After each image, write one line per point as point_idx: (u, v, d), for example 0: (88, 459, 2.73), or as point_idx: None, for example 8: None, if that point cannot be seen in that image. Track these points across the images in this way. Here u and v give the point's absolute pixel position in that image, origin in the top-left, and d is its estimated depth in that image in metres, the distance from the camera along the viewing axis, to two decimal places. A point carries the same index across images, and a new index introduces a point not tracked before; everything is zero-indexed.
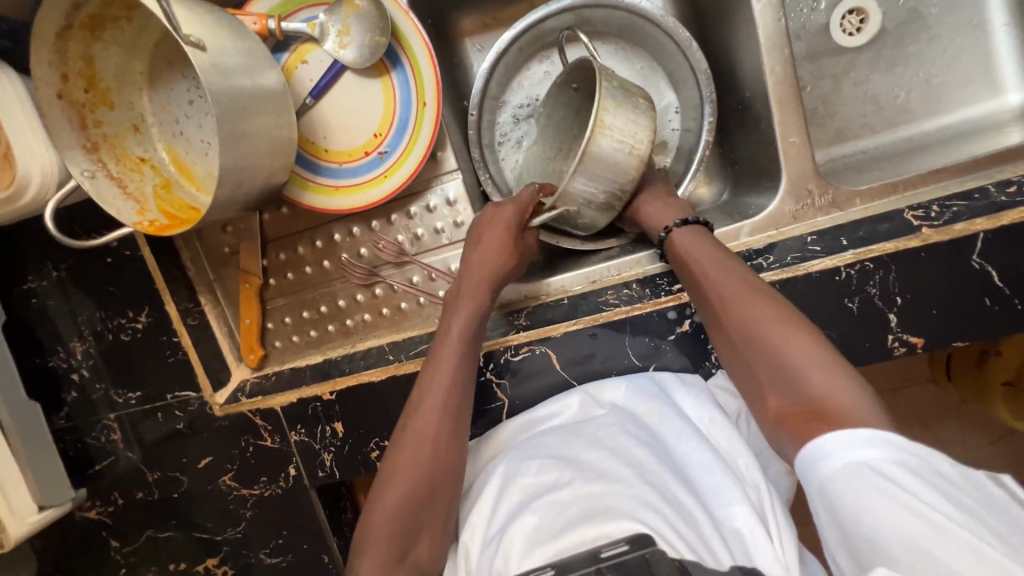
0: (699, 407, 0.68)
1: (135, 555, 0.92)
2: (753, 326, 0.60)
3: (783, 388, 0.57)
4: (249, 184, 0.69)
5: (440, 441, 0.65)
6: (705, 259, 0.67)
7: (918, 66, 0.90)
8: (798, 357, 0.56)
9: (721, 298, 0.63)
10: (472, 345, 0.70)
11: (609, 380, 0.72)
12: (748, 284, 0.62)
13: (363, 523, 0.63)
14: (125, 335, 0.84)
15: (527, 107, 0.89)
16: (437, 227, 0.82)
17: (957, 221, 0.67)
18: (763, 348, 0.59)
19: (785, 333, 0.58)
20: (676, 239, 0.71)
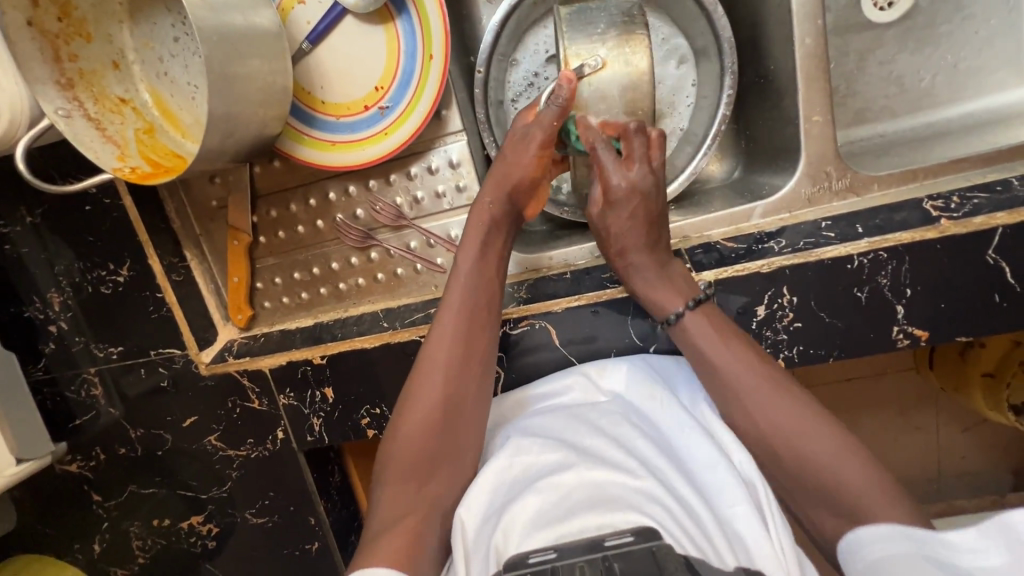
0: (694, 399, 0.67)
1: (118, 509, 0.91)
2: (793, 438, 0.57)
3: (823, 504, 0.55)
4: (240, 134, 0.64)
5: (454, 363, 0.64)
6: (728, 358, 0.61)
7: (947, 48, 0.86)
8: (838, 471, 0.54)
9: (752, 409, 0.59)
10: (489, 275, 0.68)
11: (609, 362, 0.70)
12: (779, 399, 0.58)
13: (381, 457, 0.61)
14: (105, 288, 0.80)
15: (543, 66, 0.83)
16: (437, 191, 0.78)
17: (977, 214, 0.64)
18: (802, 465, 0.56)
19: (842, 452, 0.55)
20: (688, 325, 0.64)
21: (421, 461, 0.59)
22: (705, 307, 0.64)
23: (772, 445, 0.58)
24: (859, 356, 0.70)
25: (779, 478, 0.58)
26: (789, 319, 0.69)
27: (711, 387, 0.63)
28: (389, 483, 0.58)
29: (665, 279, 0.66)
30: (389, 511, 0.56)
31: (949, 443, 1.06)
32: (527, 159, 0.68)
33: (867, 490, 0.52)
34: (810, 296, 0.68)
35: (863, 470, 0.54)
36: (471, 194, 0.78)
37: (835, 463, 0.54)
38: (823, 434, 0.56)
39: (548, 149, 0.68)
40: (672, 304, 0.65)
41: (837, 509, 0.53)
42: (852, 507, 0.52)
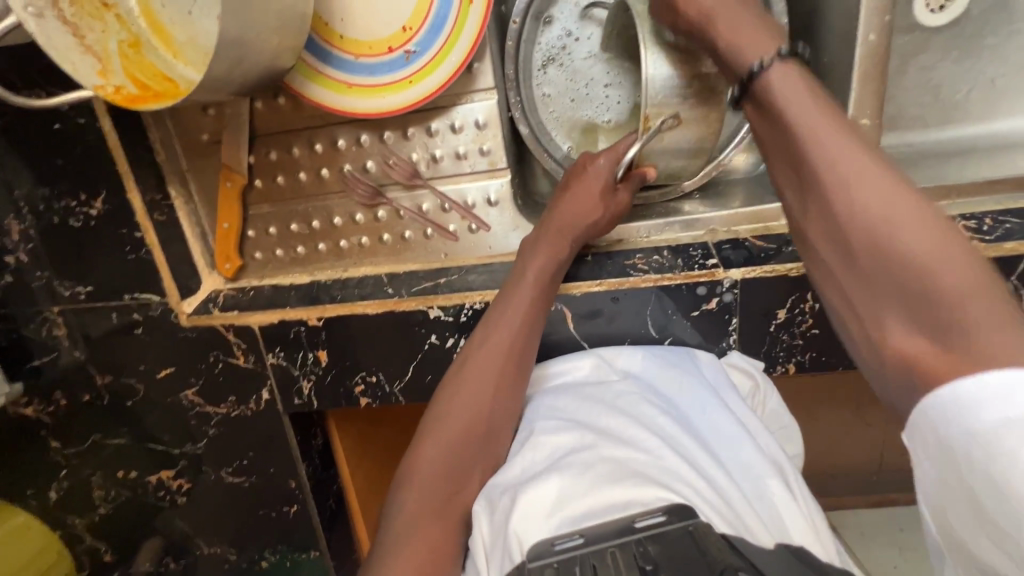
0: (716, 381, 0.66)
1: (80, 457, 0.85)
2: (875, 220, 0.39)
3: (900, 308, 0.38)
4: (250, 64, 0.57)
5: (499, 385, 0.61)
6: (818, 120, 0.43)
7: (989, 62, 0.85)
8: (948, 283, 0.36)
9: (841, 191, 0.41)
10: (548, 290, 0.65)
11: (624, 348, 0.69)
12: (885, 180, 0.40)
13: (407, 463, 0.58)
14: (75, 221, 0.71)
15: (578, 28, 0.77)
16: (459, 151, 0.72)
17: (1009, 239, 0.64)
18: (880, 257, 0.39)
19: (958, 255, 0.37)
20: (771, 93, 0.46)
21: (448, 474, 0.55)
22: (794, 74, 0.46)
23: (845, 229, 0.41)
24: None
25: (844, 272, 0.42)
26: (808, 325, 0.68)
27: (790, 171, 0.45)
28: (410, 493, 0.55)
29: (753, 26, 0.51)
30: (412, 518, 0.53)
31: None
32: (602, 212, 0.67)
33: (968, 293, 0.36)
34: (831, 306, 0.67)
35: (970, 269, 0.37)
36: (495, 159, 0.72)
37: (930, 258, 0.37)
38: (937, 229, 0.38)
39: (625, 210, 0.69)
40: (751, 64, 0.48)
41: (932, 331, 0.37)
42: (942, 313, 0.36)
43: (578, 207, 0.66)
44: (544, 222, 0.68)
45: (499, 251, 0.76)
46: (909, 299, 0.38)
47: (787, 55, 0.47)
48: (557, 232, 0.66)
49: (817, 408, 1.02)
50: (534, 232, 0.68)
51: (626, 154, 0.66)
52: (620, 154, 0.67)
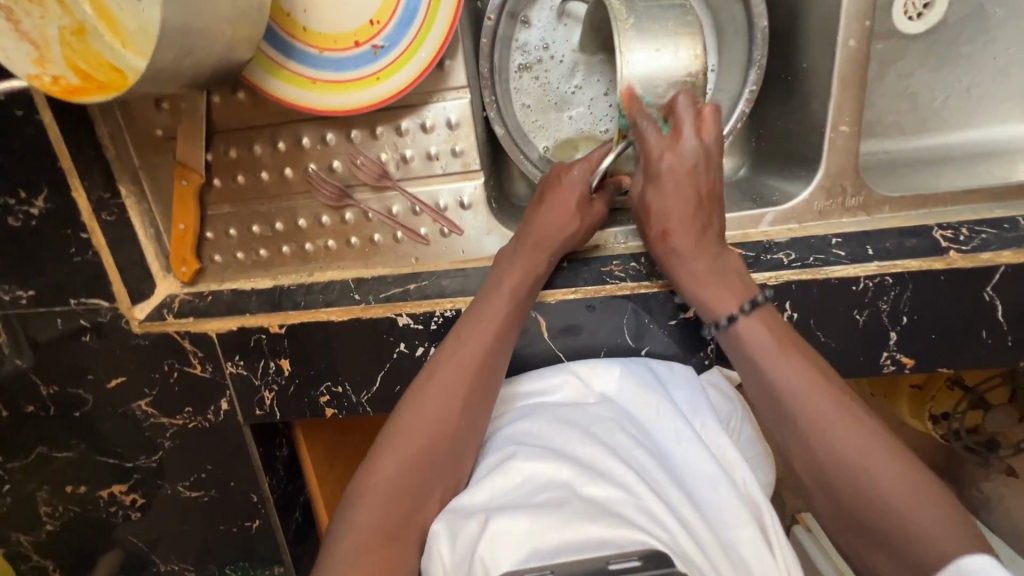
0: (693, 406, 0.64)
1: (24, 472, 0.80)
2: (854, 471, 0.48)
3: (885, 551, 0.46)
4: (201, 54, 0.53)
5: (468, 404, 0.58)
6: (790, 374, 0.53)
7: (965, 70, 0.85)
8: (912, 517, 0.45)
9: (813, 433, 0.51)
10: (524, 303, 0.63)
11: (601, 363, 0.67)
12: (851, 420, 0.50)
13: (359, 479, 0.54)
14: (14, 219, 0.65)
15: (555, 27, 0.76)
16: (430, 151, 0.69)
17: (984, 250, 0.63)
18: (862, 501, 0.47)
19: (920, 488, 0.46)
20: (741, 331, 0.57)
21: (405, 495, 0.52)
22: (763, 309, 0.58)
23: (829, 475, 0.49)
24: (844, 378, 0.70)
25: (830, 511, 0.50)
26: None
27: (769, 408, 0.55)
28: (362, 509, 0.51)
29: (716, 275, 0.60)
30: (358, 541, 0.49)
31: None
32: (573, 220, 0.65)
33: (943, 537, 0.43)
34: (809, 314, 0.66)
35: (929, 500, 0.45)
36: (468, 160, 0.69)
37: (901, 502, 0.45)
38: (902, 467, 0.47)
39: (597, 220, 0.67)
40: (723, 308, 0.59)
41: (902, 560, 0.45)
42: (915, 557, 0.44)
43: (555, 220, 0.64)
44: (521, 230, 0.65)
45: (473, 256, 0.73)
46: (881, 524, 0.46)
47: (751, 309, 0.58)
48: (535, 246, 0.64)
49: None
50: (511, 241, 0.66)
51: (601, 164, 0.65)
52: (594, 165, 0.66)
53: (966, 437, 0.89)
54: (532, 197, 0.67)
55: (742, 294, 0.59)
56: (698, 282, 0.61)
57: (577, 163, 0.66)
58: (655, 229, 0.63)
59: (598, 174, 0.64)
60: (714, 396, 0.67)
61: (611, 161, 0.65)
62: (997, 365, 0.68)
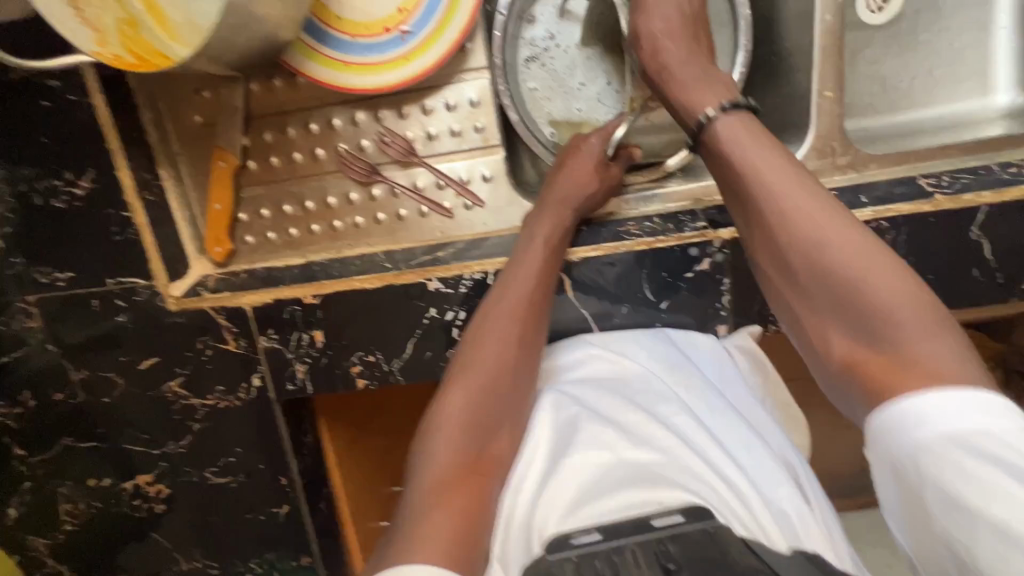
0: (719, 376, 0.70)
1: (46, 467, 0.78)
2: (813, 245, 0.52)
3: (841, 322, 0.51)
4: (254, 29, 0.58)
5: (521, 343, 0.64)
6: (762, 165, 0.56)
7: (926, 55, 0.94)
8: (876, 290, 0.49)
9: (790, 225, 0.54)
10: (557, 249, 0.68)
11: (630, 340, 0.71)
12: (819, 201, 0.53)
13: (427, 424, 0.58)
14: (58, 202, 0.68)
15: (557, 23, 0.83)
16: (453, 128, 0.74)
17: (966, 192, 0.70)
18: (822, 277, 0.52)
19: (885, 266, 0.50)
20: (720, 132, 0.59)
21: (477, 426, 0.57)
22: (740, 113, 0.60)
23: (792, 259, 0.54)
24: None
25: (802, 301, 0.54)
26: None
27: (749, 214, 0.57)
28: (438, 448, 0.55)
29: (705, 83, 0.64)
30: (433, 483, 0.51)
31: None
32: (592, 180, 0.70)
33: (898, 300, 0.48)
34: None
35: (900, 281, 0.49)
36: (488, 136, 0.75)
37: (859, 276, 0.50)
38: (866, 247, 0.51)
39: (614, 185, 0.72)
40: (703, 107, 0.61)
41: (871, 338, 0.49)
42: (877, 325, 0.48)
43: (578, 181, 0.69)
44: (545, 192, 0.71)
45: (495, 226, 0.77)
46: (845, 304, 0.50)
47: (731, 107, 0.60)
48: (561, 204, 0.69)
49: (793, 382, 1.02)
50: (536, 204, 0.71)
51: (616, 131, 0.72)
52: (609, 134, 0.73)
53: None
54: (551, 167, 0.73)
55: (724, 95, 0.62)
56: (682, 87, 0.65)
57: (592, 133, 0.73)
58: (646, 51, 0.68)
59: (613, 142, 0.71)
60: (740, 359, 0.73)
61: (624, 131, 0.73)
62: (991, 302, 0.73)
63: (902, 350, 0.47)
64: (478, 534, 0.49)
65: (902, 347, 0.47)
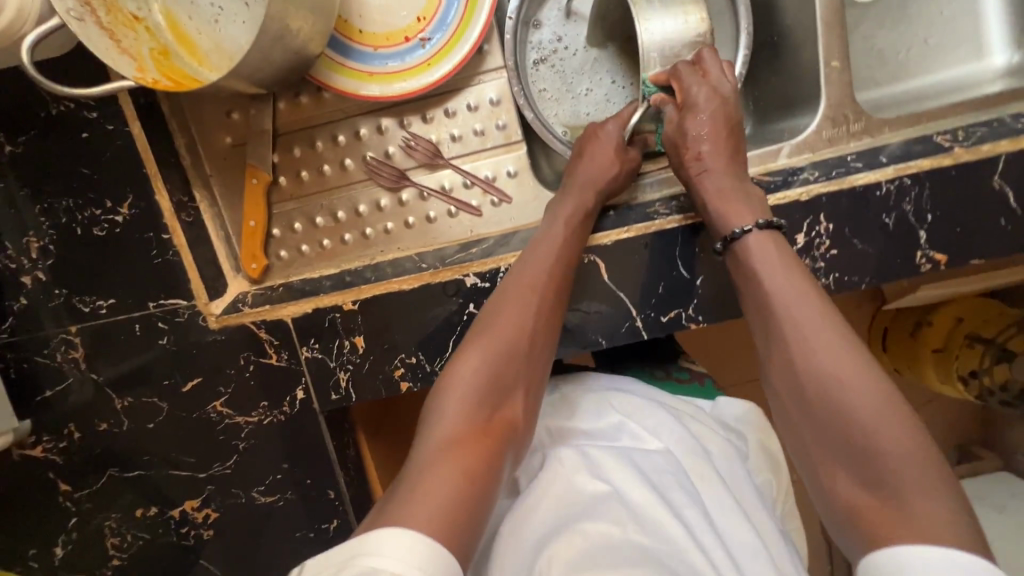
0: (734, 482, 0.65)
1: (92, 500, 0.78)
2: (828, 376, 0.50)
3: (846, 460, 0.47)
4: (287, 42, 0.61)
5: (541, 320, 0.65)
6: (783, 287, 0.56)
7: (918, 26, 0.98)
8: (878, 436, 0.46)
9: (810, 339, 0.52)
10: (579, 232, 0.70)
11: (649, 411, 0.69)
12: (841, 340, 0.51)
13: (442, 384, 0.60)
14: (99, 229, 0.70)
15: (562, 25, 0.86)
16: (476, 128, 0.76)
17: (984, 143, 0.71)
18: (832, 406, 0.49)
19: (898, 417, 0.46)
20: (751, 245, 0.60)
21: (491, 393, 0.59)
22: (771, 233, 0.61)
23: (803, 377, 0.51)
24: (886, 283, 0.74)
25: (802, 418, 0.51)
26: (826, 246, 0.73)
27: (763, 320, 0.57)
28: (448, 405, 0.57)
29: (738, 194, 0.64)
30: (439, 441, 0.54)
31: (937, 400, 1.12)
32: (612, 164, 0.72)
33: (904, 460, 0.44)
34: (842, 222, 0.72)
35: (915, 442, 0.45)
36: (510, 133, 0.77)
37: (869, 421, 0.46)
38: (886, 403, 0.47)
39: (634, 167, 0.74)
40: (739, 221, 0.62)
41: (867, 476, 0.45)
42: (875, 460, 0.45)
43: (598, 164, 0.72)
44: (566, 181, 0.73)
45: (523, 220, 0.78)
46: (851, 437, 0.47)
47: (765, 225, 0.60)
48: (584, 187, 0.71)
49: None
50: (557, 193, 0.74)
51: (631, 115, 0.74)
52: (626, 121, 0.75)
53: (1000, 392, 0.96)
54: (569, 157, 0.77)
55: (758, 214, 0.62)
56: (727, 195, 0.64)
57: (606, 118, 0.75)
58: (689, 155, 0.68)
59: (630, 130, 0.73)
60: (758, 457, 0.73)
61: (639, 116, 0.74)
62: None
63: (897, 501, 0.43)
64: (477, 504, 0.50)
65: (904, 502, 0.42)
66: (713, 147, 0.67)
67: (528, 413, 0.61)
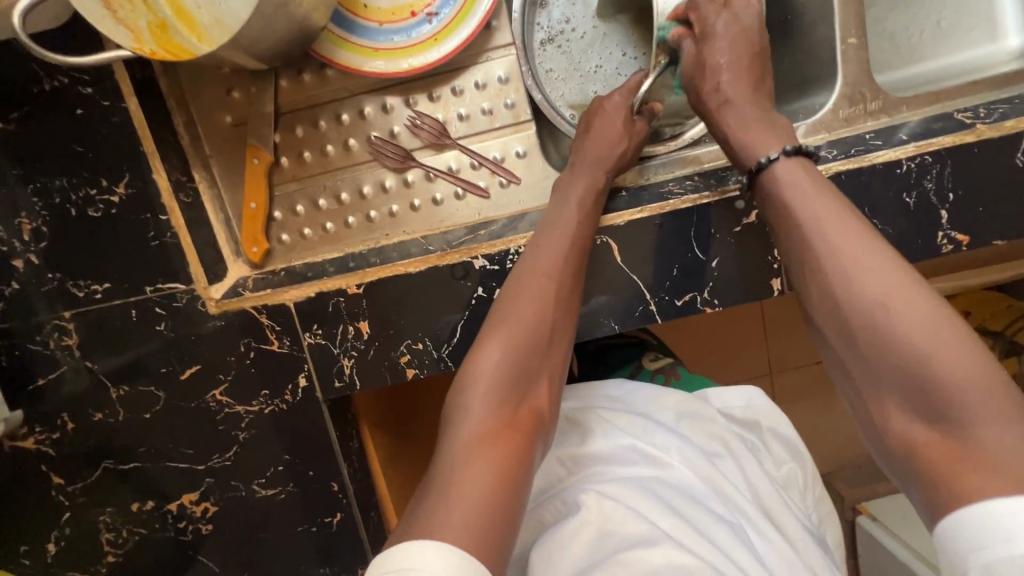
0: (758, 480, 0.65)
1: (86, 494, 0.75)
2: (874, 305, 0.48)
3: (898, 393, 0.46)
4: (289, 10, 0.58)
5: (561, 308, 0.64)
6: (818, 211, 0.53)
7: (930, 8, 0.96)
8: (937, 361, 0.44)
9: (853, 268, 0.49)
10: (590, 215, 0.67)
11: (659, 432, 0.66)
12: (883, 259, 0.49)
13: (463, 378, 0.59)
14: (94, 210, 0.67)
15: (570, 5, 0.84)
16: (484, 108, 0.74)
17: (1006, 119, 0.69)
18: (882, 340, 0.47)
19: (949, 335, 0.45)
20: (778, 172, 0.58)
21: (514, 385, 0.58)
22: (804, 159, 0.58)
23: (848, 315, 0.49)
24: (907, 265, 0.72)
25: (852, 355, 0.49)
26: None
27: (795, 246, 0.54)
28: (473, 399, 0.56)
29: (765, 122, 0.62)
30: (467, 443, 0.53)
31: None
32: (622, 139, 0.70)
33: (968, 383, 0.43)
34: (862, 201, 0.70)
35: (974, 363, 0.43)
36: (519, 112, 0.75)
37: (922, 346, 0.45)
38: (934, 319, 0.46)
39: (644, 141, 0.72)
40: (765, 149, 0.60)
41: (927, 411, 0.44)
42: (935, 397, 0.44)
43: (607, 142, 0.70)
44: (574, 158, 0.71)
45: (532, 203, 0.76)
46: (904, 373, 0.45)
47: (792, 152, 0.58)
48: (593, 165, 0.69)
49: (782, 337, 1.14)
50: (562, 175, 0.71)
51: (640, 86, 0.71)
52: (633, 89, 0.72)
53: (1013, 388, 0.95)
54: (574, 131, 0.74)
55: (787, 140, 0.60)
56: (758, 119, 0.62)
57: (613, 91, 0.72)
58: (710, 86, 0.65)
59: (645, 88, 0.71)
60: (777, 447, 0.73)
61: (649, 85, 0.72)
62: None
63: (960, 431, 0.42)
64: (510, 503, 0.50)
65: (968, 435, 0.42)
66: (734, 77, 0.64)
67: (554, 401, 0.61)
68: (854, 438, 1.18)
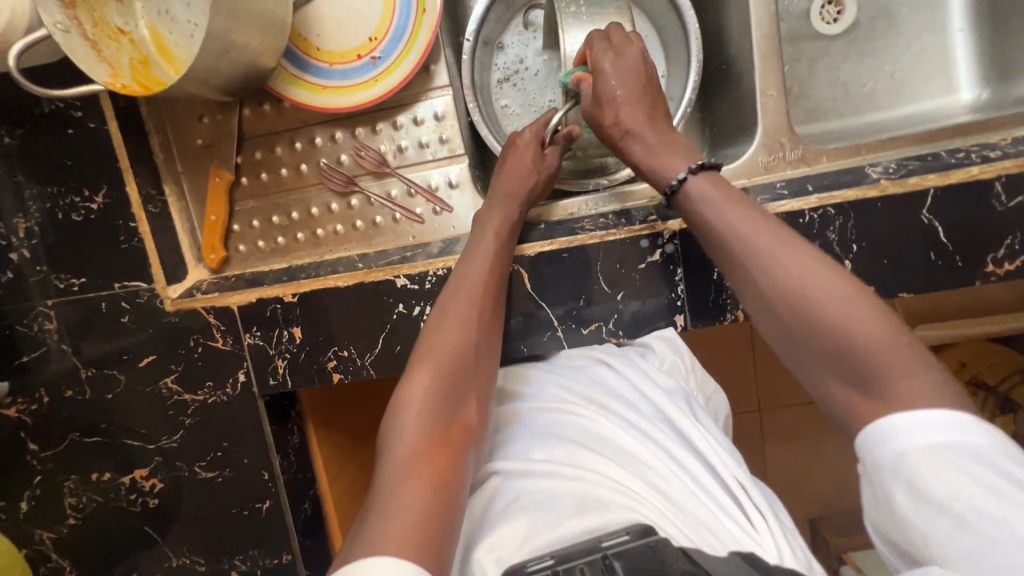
0: (651, 389, 0.70)
1: (55, 461, 0.85)
2: (795, 293, 0.51)
3: (832, 370, 0.48)
4: (237, 55, 0.68)
5: (480, 329, 0.68)
6: (735, 221, 0.57)
7: (884, 59, 0.97)
8: (850, 325, 0.47)
9: (781, 267, 0.52)
10: (506, 245, 0.73)
11: (546, 377, 0.73)
12: (805, 254, 0.52)
13: (398, 410, 0.60)
14: (76, 215, 0.78)
15: (526, 48, 0.91)
16: (421, 141, 0.82)
17: (911, 177, 0.71)
18: (809, 325, 0.50)
19: (875, 311, 0.48)
20: (691, 189, 0.62)
21: (444, 406, 0.60)
22: (711, 171, 0.62)
23: (774, 305, 0.52)
24: None
25: (783, 339, 0.52)
26: None
27: (723, 259, 0.58)
28: (408, 419, 0.59)
29: (667, 145, 0.67)
30: (404, 459, 0.55)
31: None
32: (534, 176, 0.76)
33: (876, 343, 0.46)
34: None
35: (883, 326, 0.47)
36: (453, 146, 0.82)
37: (840, 318, 0.48)
38: (854, 296, 0.49)
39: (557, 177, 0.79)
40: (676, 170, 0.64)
41: (858, 380, 0.47)
42: (860, 364, 0.47)
43: (522, 179, 0.75)
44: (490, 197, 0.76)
45: (461, 229, 0.82)
46: (831, 347, 0.48)
47: (698, 168, 0.62)
48: (507, 199, 0.75)
49: (774, 374, 1.13)
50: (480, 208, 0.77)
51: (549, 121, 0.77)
52: (543, 125, 0.78)
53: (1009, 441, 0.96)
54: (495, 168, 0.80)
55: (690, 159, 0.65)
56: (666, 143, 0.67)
57: (527, 128, 0.78)
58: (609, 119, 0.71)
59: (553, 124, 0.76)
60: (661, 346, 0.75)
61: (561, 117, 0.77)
62: (952, 287, 0.72)
63: (881, 386, 0.45)
64: (448, 501, 0.52)
65: (883, 387, 0.45)
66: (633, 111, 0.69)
67: (483, 410, 0.64)
68: (805, 480, 1.17)
